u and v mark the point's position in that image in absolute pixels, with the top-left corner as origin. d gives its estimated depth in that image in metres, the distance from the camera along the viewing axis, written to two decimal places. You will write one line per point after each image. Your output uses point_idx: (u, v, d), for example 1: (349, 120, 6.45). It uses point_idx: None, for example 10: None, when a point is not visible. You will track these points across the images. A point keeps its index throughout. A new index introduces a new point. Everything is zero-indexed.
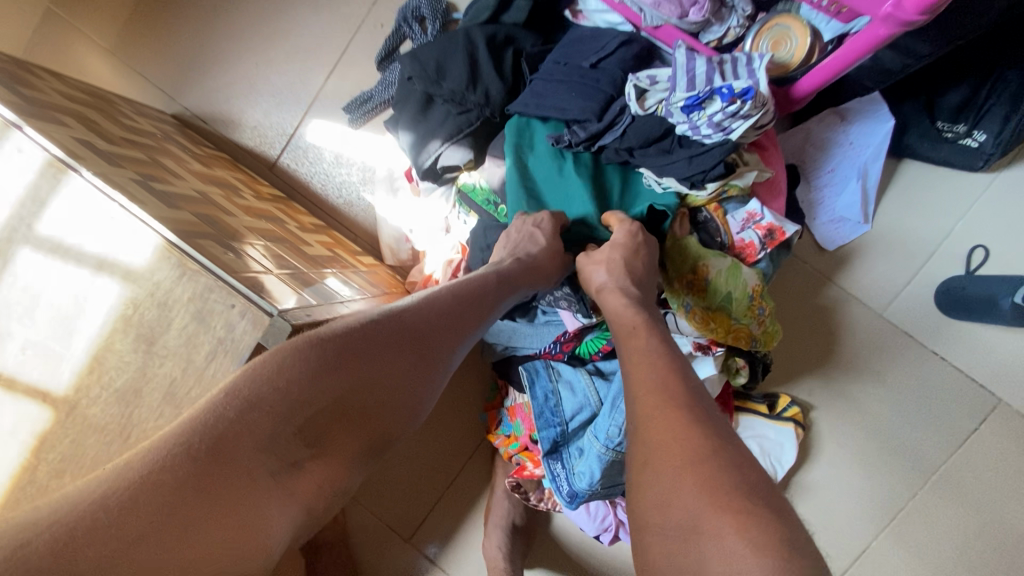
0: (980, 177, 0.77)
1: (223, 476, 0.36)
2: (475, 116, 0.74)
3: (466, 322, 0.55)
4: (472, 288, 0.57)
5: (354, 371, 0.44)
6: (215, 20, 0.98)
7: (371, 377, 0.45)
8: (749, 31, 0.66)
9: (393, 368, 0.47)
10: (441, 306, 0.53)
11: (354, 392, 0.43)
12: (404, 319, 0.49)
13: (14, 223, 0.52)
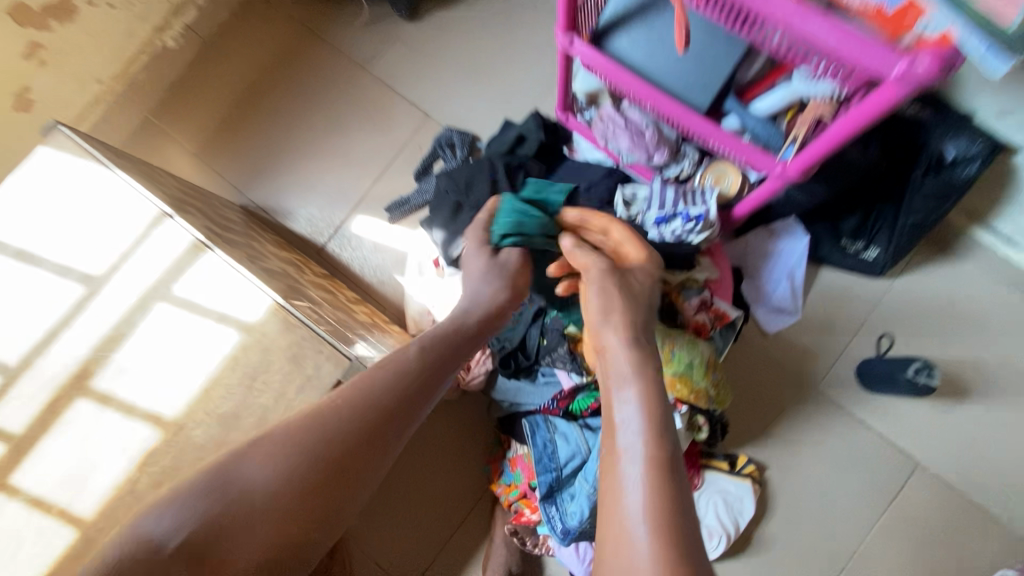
0: (879, 282, 1.00)
1: None
2: None
3: (375, 404, 0.56)
4: (390, 368, 0.59)
5: (228, 501, 0.49)
6: (283, 135, 1.23)
7: (253, 496, 0.49)
8: (699, 169, 0.92)
9: (287, 482, 0.50)
10: (347, 407, 0.55)
11: (247, 510, 0.49)
12: (287, 429, 0.53)
13: (152, 284, 0.69)
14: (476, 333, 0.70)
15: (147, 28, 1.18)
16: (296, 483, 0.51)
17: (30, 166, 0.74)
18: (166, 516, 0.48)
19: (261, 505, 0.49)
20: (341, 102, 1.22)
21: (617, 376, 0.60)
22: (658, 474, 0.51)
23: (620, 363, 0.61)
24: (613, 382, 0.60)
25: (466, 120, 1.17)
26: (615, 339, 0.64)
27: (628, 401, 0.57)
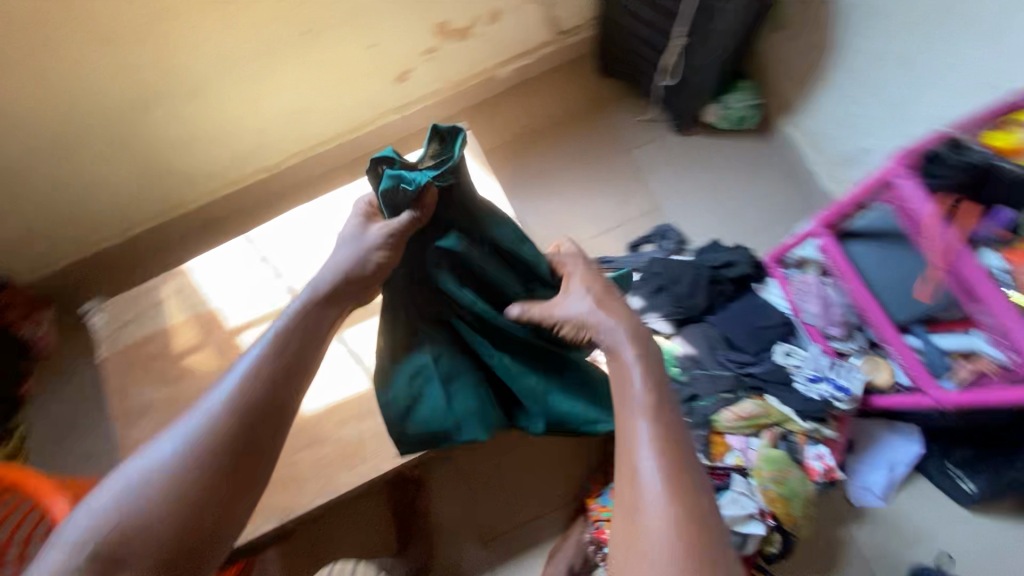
0: (960, 512, 1.17)
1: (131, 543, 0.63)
2: (684, 312, 1.25)
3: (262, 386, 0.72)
4: (257, 359, 0.73)
5: (139, 477, 0.66)
6: (542, 169, 1.55)
7: (211, 462, 0.67)
8: (860, 354, 1.15)
9: (232, 446, 0.68)
10: (257, 390, 0.71)
11: (214, 465, 0.67)
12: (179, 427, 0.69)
13: None
14: (325, 303, 0.79)
15: (495, 61, 1.53)
16: (206, 458, 0.67)
17: (449, 160, 1.19)
18: (123, 490, 0.65)
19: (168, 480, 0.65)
20: (600, 169, 1.53)
21: (627, 367, 0.75)
22: (667, 440, 0.69)
23: (632, 365, 0.75)
24: (626, 376, 0.75)
25: (684, 224, 1.45)
26: (602, 335, 0.79)
27: (638, 390, 0.73)
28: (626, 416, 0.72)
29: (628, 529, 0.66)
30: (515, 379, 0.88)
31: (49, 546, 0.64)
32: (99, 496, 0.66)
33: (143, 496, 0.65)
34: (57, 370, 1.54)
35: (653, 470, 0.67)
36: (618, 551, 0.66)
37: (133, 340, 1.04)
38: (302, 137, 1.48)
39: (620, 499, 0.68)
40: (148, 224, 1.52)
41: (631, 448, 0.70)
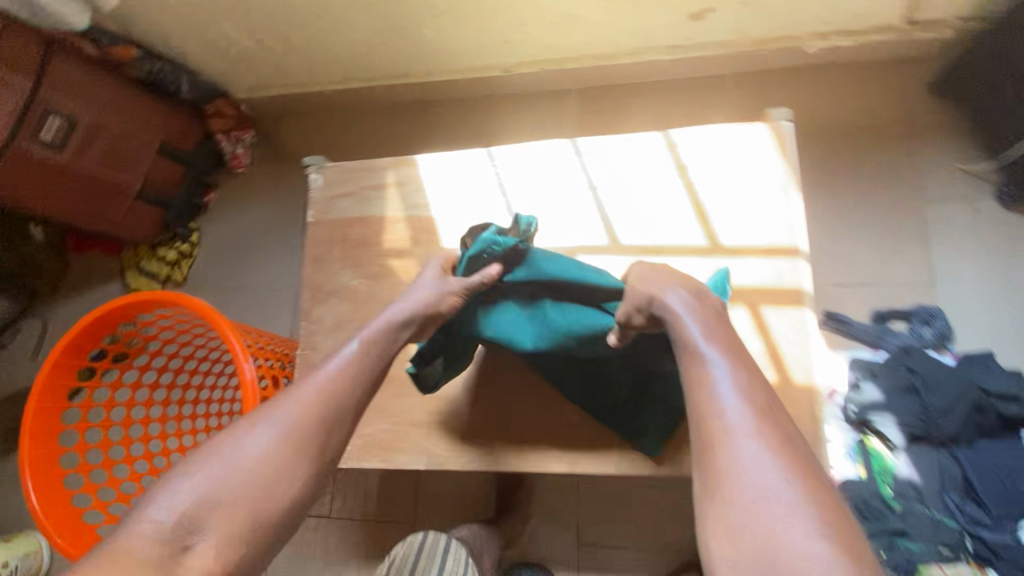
0: None
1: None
2: (923, 431, 1.00)
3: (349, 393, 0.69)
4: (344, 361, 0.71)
5: (237, 452, 0.63)
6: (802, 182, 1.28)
7: (284, 461, 0.63)
8: None
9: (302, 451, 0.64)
10: (330, 396, 0.68)
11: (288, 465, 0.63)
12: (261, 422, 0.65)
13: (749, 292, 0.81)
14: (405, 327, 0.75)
15: (811, 31, 1.21)
16: (292, 455, 0.64)
17: (742, 134, 0.87)
18: (203, 476, 0.61)
19: (258, 470, 0.62)
20: (874, 208, 1.24)
21: (707, 362, 0.62)
22: (766, 423, 0.58)
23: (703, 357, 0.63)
24: (705, 370, 0.62)
25: (953, 316, 1.17)
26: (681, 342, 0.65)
27: (718, 380, 0.61)
28: (714, 407, 0.59)
29: (733, 521, 0.53)
30: (597, 398, 0.80)
31: (128, 530, 0.57)
32: (172, 489, 0.60)
33: (218, 484, 0.61)
34: (243, 190, 1.58)
35: (759, 456, 0.55)
36: (717, 543, 0.53)
37: (346, 217, 0.97)
38: (554, 48, 1.29)
39: (713, 495, 0.55)
40: (367, 82, 1.44)
41: (722, 440, 0.57)
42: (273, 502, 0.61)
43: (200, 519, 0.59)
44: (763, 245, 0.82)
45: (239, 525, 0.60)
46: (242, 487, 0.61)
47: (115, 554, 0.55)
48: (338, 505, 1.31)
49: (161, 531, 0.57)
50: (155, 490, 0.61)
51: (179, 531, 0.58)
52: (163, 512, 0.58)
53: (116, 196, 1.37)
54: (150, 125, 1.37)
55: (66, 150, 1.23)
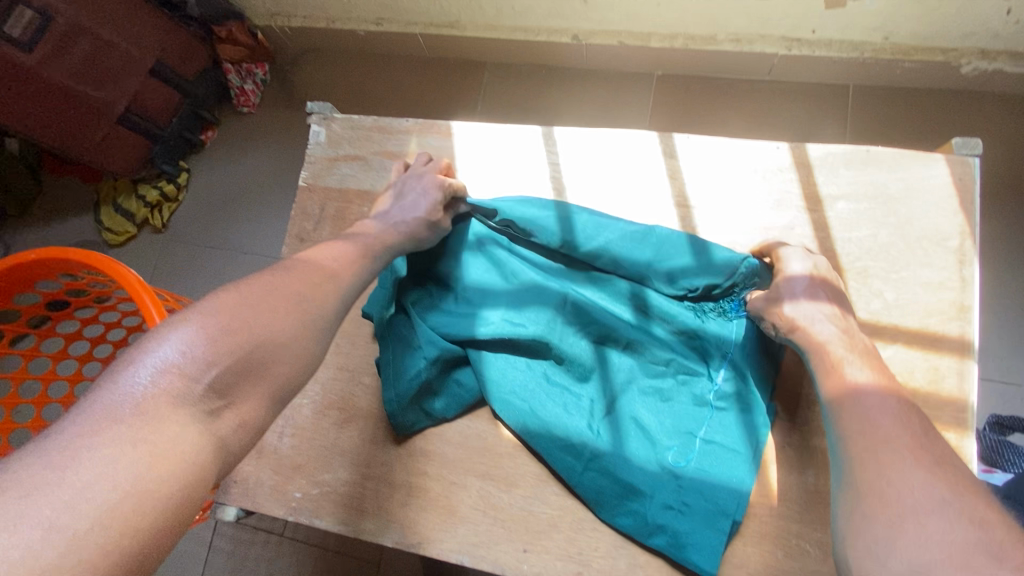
0: None
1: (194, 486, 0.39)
2: None
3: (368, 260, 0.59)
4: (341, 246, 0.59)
5: (214, 314, 0.46)
6: None
7: (276, 329, 0.48)
8: None
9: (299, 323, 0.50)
10: (326, 267, 0.55)
11: (283, 333, 0.48)
12: (268, 274, 0.52)
13: None
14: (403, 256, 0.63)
15: (979, 44, 0.94)
16: (304, 323, 0.50)
17: (907, 166, 0.61)
18: (199, 332, 0.44)
19: (287, 322, 0.49)
20: (1014, 282, 0.97)
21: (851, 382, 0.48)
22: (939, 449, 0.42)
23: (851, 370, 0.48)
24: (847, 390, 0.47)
25: None
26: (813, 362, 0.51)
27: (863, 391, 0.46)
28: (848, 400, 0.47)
29: (889, 536, 0.38)
30: (614, 433, 0.60)
31: (123, 385, 0.40)
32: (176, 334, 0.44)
33: (243, 330, 0.46)
34: (247, 133, 1.36)
35: (926, 474, 0.40)
36: (859, 561, 0.39)
37: (347, 187, 0.74)
38: (643, 18, 1.03)
39: (856, 506, 0.41)
40: (410, 26, 1.21)
41: (875, 447, 0.42)
42: (302, 361, 0.49)
43: (236, 380, 0.45)
44: (913, 330, 0.57)
45: (273, 378, 0.47)
46: (264, 332, 0.47)
47: (134, 418, 0.39)
48: (293, 522, 1.11)
49: (191, 391, 0.42)
50: (142, 343, 0.44)
51: (205, 394, 0.43)
52: (179, 354, 0.43)
53: (94, 119, 1.15)
54: (143, 38, 1.15)
55: (35, 52, 1.01)
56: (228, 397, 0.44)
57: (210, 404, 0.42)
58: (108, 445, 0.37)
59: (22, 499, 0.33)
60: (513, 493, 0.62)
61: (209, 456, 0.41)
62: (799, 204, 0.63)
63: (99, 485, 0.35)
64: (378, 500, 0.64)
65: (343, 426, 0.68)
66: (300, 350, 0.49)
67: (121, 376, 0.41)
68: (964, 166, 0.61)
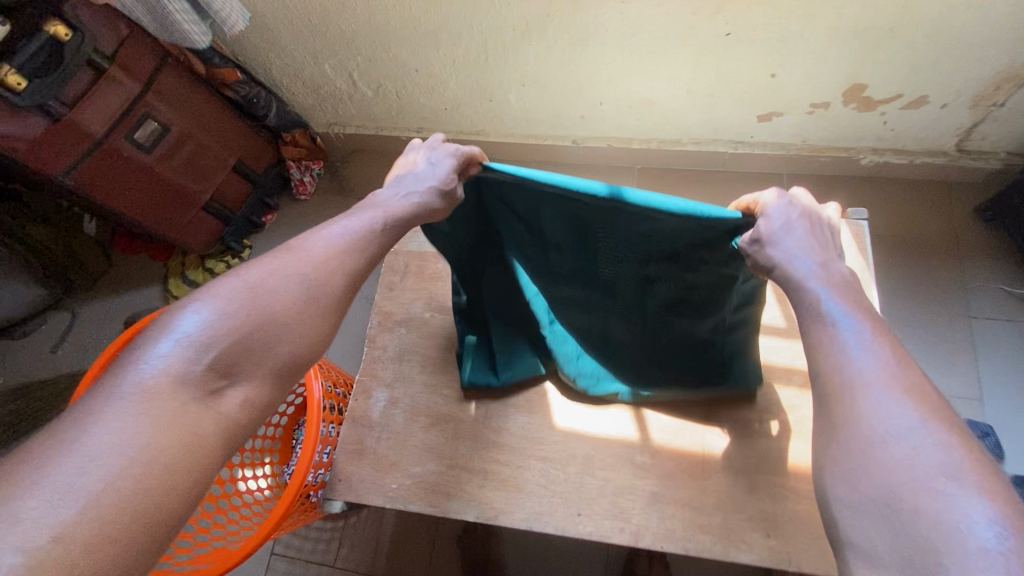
0: None
1: (209, 454, 0.49)
2: None
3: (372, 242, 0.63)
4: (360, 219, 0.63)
5: (212, 305, 0.54)
6: None
7: (264, 318, 0.55)
8: None
9: (284, 311, 0.56)
10: (308, 259, 0.60)
11: (267, 322, 0.55)
12: (266, 257, 0.59)
13: None
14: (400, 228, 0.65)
15: (869, 144, 1.30)
16: (291, 310, 0.56)
17: None
18: (199, 323, 0.53)
19: (286, 307, 0.56)
20: (925, 317, 1.25)
21: (823, 304, 0.54)
22: (911, 374, 0.49)
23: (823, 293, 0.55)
24: (822, 312, 0.54)
25: (1005, 435, 1.15)
26: (790, 289, 0.57)
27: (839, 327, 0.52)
28: (824, 338, 0.52)
29: (850, 468, 0.47)
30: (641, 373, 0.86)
31: (137, 369, 0.49)
32: (186, 319, 0.53)
33: (240, 317, 0.54)
34: (302, 216, 1.62)
35: (896, 404, 0.47)
36: (831, 481, 0.48)
37: (425, 249, 0.99)
38: (625, 128, 1.38)
39: (831, 441, 0.49)
40: (445, 133, 1.53)
41: (851, 388, 0.49)
42: (300, 339, 0.57)
43: (235, 361, 0.53)
44: None
45: (270, 359, 0.55)
46: (264, 312, 0.55)
47: (136, 396, 0.48)
48: (344, 553, 1.22)
49: (190, 372, 0.50)
50: (155, 331, 0.53)
51: (205, 376, 0.51)
52: (189, 332, 0.52)
53: (185, 204, 1.40)
54: (231, 143, 1.44)
55: (152, 154, 1.28)
56: (228, 377, 0.52)
57: (210, 383, 0.51)
58: (123, 418, 0.46)
59: (60, 463, 0.42)
60: (567, 471, 0.81)
61: (211, 430, 0.50)
62: None
63: (115, 451, 0.44)
64: (462, 484, 0.82)
65: (429, 428, 0.87)
66: (285, 337, 0.56)
67: (136, 361, 0.50)
68: (858, 226, 0.90)
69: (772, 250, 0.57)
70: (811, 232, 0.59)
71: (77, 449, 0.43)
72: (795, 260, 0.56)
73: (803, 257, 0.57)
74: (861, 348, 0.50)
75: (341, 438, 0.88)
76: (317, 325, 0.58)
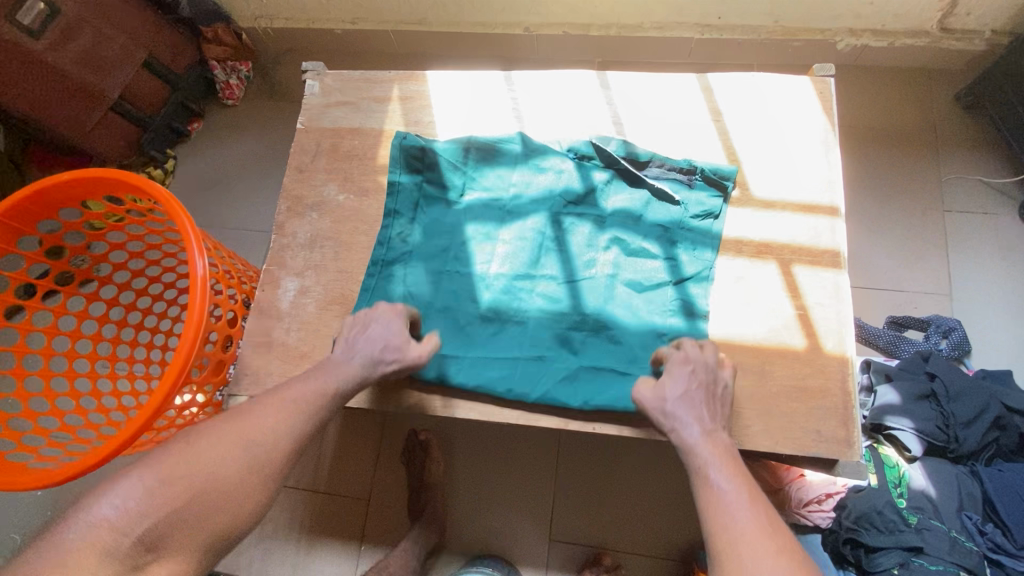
0: None
1: None
2: (940, 439, 0.93)
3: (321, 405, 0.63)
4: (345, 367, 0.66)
5: (151, 486, 0.55)
6: None
7: (200, 485, 0.56)
8: None
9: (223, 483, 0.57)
10: (247, 430, 0.59)
11: (194, 490, 0.56)
12: (217, 427, 0.59)
13: (783, 248, 0.73)
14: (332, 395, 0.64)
15: (848, 23, 1.18)
16: (228, 488, 0.57)
17: (785, 82, 0.80)
18: (128, 495, 0.54)
19: (219, 476, 0.57)
20: (898, 214, 1.17)
21: (705, 470, 0.57)
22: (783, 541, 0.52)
23: (708, 462, 0.57)
24: (705, 475, 0.57)
25: (972, 329, 1.10)
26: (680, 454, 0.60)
27: (722, 489, 0.56)
28: (704, 497, 0.56)
29: None
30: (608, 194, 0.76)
31: (73, 533, 0.52)
32: (119, 494, 0.54)
33: (174, 498, 0.55)
34: (232, 125, 1.47)
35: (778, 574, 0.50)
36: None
37: (340, 126, 0.87)
38: (581, 9, 1.23)
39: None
40: (383, 24, 1.37)
41: (725, 549, 0.52)
42: (234, 510, 0.57)
43: (164, 534, 0.54)
44: (797, 199, 0.74)
45: (199, 532, 0.55)
46: (205, 485, 0.56)
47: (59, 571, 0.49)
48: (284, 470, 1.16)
49: (117, 544, 0.52)
50: (86, 501, 0.54)
51: (133, 551, 0.52)
52: (114, 511, 0.53)
53: (89, 104, 1.24)
54: (138, 35, 1.27)
55: (42, 40, 1.12)
56: (154, 549, 0.53)
57: (136, 558, 0.52)
58: None
59: None
60: None
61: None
62: (707, 114, 0.79)
63: None
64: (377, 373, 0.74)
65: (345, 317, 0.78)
66: (221, 505, 0.56)
67: (59, 531, 0.52)
68: (825, 82, 0.79)
69: (667, 413, 0.61)
70: (705, 403, 0.61)
71: None
72: (684, 425, 0.60)
73: (692, 425, 0.60)
74: (738, 510, 0.54)
75: (247, 331, 0.79)
76: (239, 493, 0.57)
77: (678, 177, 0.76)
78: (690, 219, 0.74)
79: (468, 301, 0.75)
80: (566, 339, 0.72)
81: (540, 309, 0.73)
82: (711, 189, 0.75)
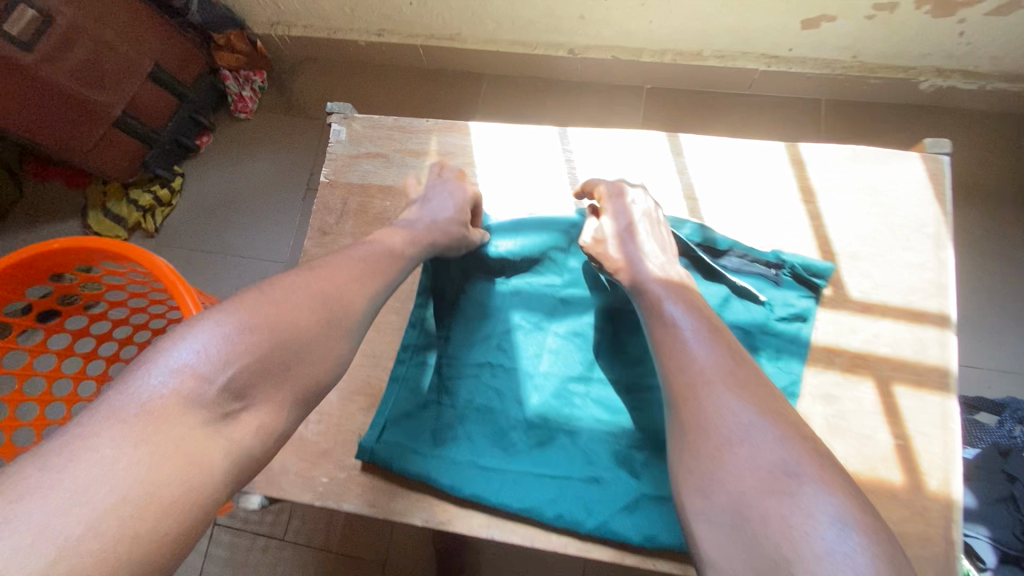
0: None
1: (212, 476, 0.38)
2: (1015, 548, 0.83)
3: (388, 270, 0.56)
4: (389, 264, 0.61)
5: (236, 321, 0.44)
6: None
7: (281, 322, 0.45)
8: None
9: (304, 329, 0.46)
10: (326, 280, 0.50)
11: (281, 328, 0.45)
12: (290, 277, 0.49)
13: (881, 362, 0.63)
14: None
15: (934, 62, 1.05)
16: (314, 322, 0.47)
17: (886, 160, 0.69)
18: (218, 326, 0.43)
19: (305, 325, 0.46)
20: (974, 278, 1.06)
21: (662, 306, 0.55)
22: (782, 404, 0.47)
23: (660, 295, 0.57)
24: (663, 314, 0.55)
25: None
26: (632, 293, 0.59)
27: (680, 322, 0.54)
28: (665, 335, 0.53)
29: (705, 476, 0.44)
30: None
31: (133, 387, 0.39)
32: (198, 333, 0.42)
33: (264, 330, 0.44)
34: (245, 139, 1.36)
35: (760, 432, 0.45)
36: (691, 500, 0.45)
37: (369, 181, 0.77)
38: (634, 34, 1.11)
39: (683, 451, 0.46)
40: (411, 37, 1.25)
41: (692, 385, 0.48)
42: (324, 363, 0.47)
43: (253, 380, 0.42)
44: (899, 303, 0.64)
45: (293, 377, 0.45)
46: (291, 333, 0.45)
47: (141, 419, 0.37)
48: (295, 525, 1.09)
49: (202, 390, 0.40)
50: (161, 342, 0.42)
51: (220, 391, 0.41)
52: (196, 355, 0.41)
53: (91, 120, 1.13)
54: (145, 43, 1.15)
55: (34, 51, 0.99)
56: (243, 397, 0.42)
57: (222, 407, 0.40)
58: (112, 440, 0.35)
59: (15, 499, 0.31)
60: None
61: (219, 470, 0.39)
62: (795, 194, 0.69)
63: (94, 489, 0.33)
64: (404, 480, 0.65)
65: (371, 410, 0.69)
66: (304, 339, 0.46)
67: (135, 375, 0.39)
68: (934, 161, 0.68)
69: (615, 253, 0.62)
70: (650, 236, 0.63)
71: (49, 477, 0.33)
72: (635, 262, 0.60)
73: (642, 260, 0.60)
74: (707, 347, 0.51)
75: None
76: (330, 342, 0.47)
77: (763, 271, 0.65)
78: (775, 322, 0.64)
79: (514, 404, 0.65)
80: (626, 459, 0.62)
81: (597, 420, 0.64)
82: (800, 288, 0.65)
